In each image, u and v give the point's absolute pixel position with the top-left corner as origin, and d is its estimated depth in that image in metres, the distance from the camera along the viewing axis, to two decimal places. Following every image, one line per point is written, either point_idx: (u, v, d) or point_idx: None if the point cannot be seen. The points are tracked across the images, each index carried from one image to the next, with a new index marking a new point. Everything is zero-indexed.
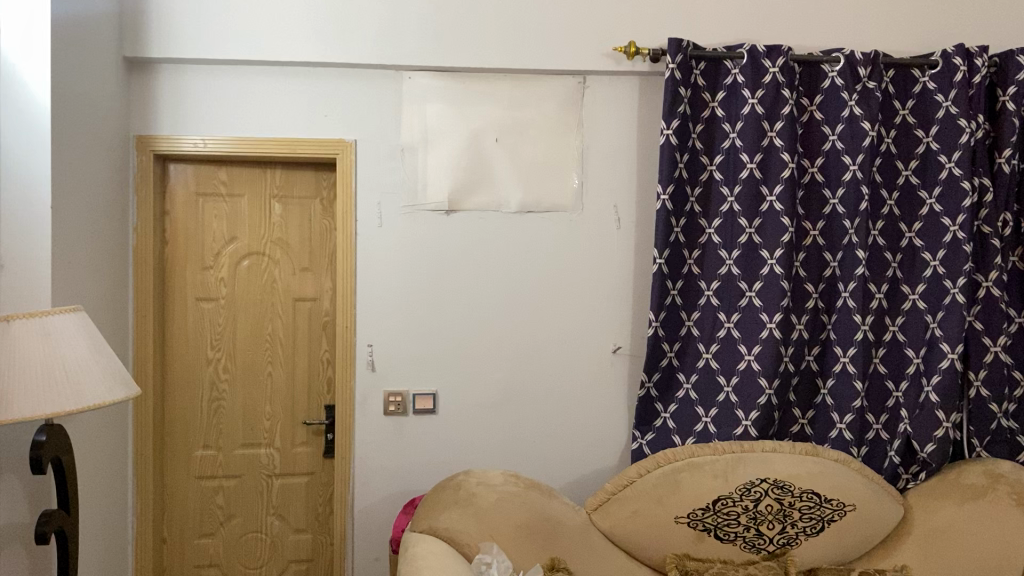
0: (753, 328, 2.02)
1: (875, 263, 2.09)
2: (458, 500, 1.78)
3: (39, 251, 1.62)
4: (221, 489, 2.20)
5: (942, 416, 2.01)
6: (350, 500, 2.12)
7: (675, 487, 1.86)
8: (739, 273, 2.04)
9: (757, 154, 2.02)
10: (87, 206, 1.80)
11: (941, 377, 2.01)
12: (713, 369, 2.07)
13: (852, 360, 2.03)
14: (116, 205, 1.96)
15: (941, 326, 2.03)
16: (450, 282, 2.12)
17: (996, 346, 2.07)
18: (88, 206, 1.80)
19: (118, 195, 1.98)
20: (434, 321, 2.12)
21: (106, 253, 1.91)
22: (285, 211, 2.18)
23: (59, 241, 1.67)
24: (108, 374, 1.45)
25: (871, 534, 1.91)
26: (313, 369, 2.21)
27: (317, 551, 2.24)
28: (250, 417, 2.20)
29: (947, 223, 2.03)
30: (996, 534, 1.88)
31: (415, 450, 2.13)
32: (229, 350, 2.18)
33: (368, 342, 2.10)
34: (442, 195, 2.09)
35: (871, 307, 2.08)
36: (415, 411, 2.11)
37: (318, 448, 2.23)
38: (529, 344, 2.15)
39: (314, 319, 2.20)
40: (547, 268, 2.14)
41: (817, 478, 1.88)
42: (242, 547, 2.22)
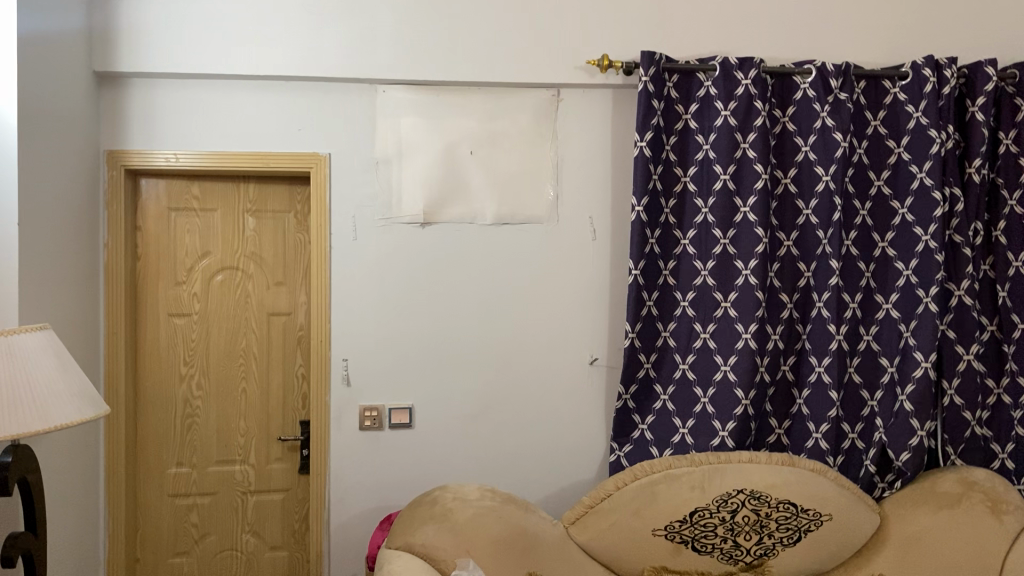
0: (729, 338, 2.03)
1: (850, 273, 2.10)
2: (434, 515, 1.77)
3: (6, 268, 1.60)
4: (195, 506, 2.17)
5: (917, 425, 2.01)
6: (326, 516, 2.10)
7: (652, 499, 1.85)
8: (714, 283, 2.05)
9: (730, 166, 2.03)
10: (56, 222, 1.78)
11: (916, 386, 2.02)
12: (690, 379, 2.07)
13: (827, 370, 2.04)
14: (86, 221, 1.94)
15: (915, 335, 2.04)
16: (426, 295, 2.11)
17: (969, 354, 2.08)
18: (56, 222, 1.78)
19: (89, 212, 1.96)
20: (410, 334, 2.11)
21: (76, 270, 1.89)
22: (259, 225, 2.17)
23: (26, 258, 1.64)
24: (75, 393, 1.43)
25: (848, 543, 1.92)
26: (287, 384, 2.20)
27: (293, 568, 2.22)
28: (224, 433, 2.17)
29: (919, 232, 2.04)
30: (971, 542, 1.89)
31: (391, 464, 2.11)
32: (203, 367, 2.16)
33: (343, 356, 2.09)
34: (416, 208, 2.08)
35: (846, 317, 2.09)
36: (391, 425, 2.10)
37: (293, 464, 2.21)
38: (506, 356, 2.14)
39: (288, 333, 2.19)
40: (523, 280, 2.14)
41: (794, 488, 1.88)
42: (217, 565, 2.19)
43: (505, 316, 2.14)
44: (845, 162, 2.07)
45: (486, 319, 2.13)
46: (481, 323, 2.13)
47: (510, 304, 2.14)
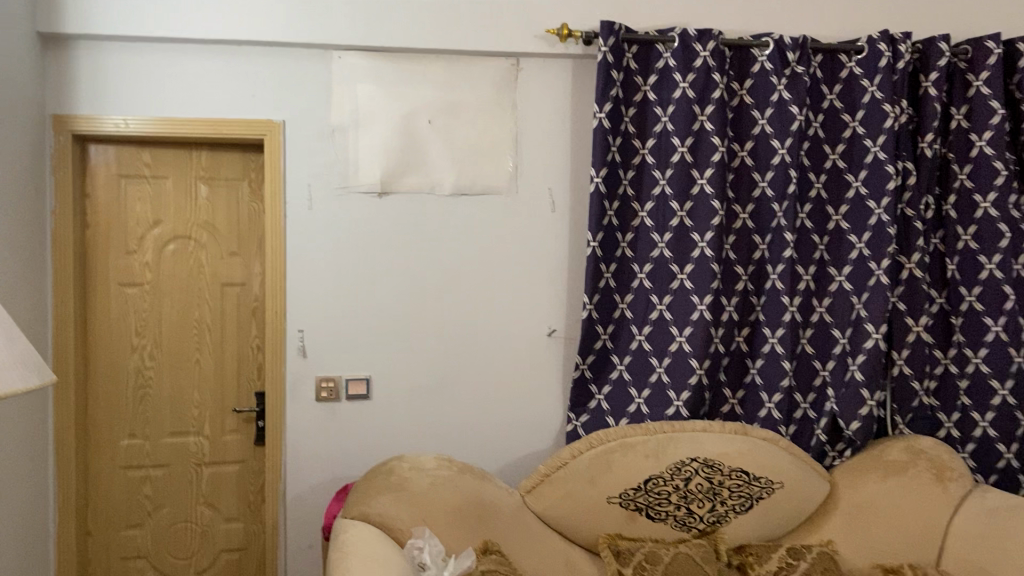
0: (685, 310, 2.05)
1: (803, 246, 2.13)
2: (390, 485, 1.77)
3: None
4: (148, 478, 2.14)
5: (867, 394, 2.05)
6: (282, 487, 2.09)
7: (607, 467, 1.87)
8: (671, 255, 2.06)
9: (688, 138, 2.04)
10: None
11: (866, 357, 2.05)
12: (646, 350, 2.09)
13: (780, 341, 2.07)
14: (32, 187, 1.89)
15: (866, 307, 2.07)
16: (384, 266, 2.09)
17: (919, 326, 2.13)
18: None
19: (35, 177, 1.91)
20: (368, 305, 2.09)
21: (21, 237, 1.84)
22: (212, 194, 2.13)
23: None
24: (19, 361, 1.40)
25: (797, 511, 1.95)
26: (242, 356, 2.17)
27: (249, 540, 2.21)
28: (178, 405, 2.15)
29: (872, 205, 2.07)
30: (917, 508, 1.94)
31: (347, 435, 2.10)
32: (155, 337, 2.12)
33: (299, 327, 2.07)
34: (373, 177, 2.06)
35: (799, 289, 2.12)
36: (347, 396, 2.09)
37: (248, 435, 2.19)
38: (464, 328, 2.14)
39: (242, 304, 2.16)
40: (481, 251, 2.13)
41: (745, 457, 1.91)
42: (171, 537, 2.17)
43: (463, 288, 2.13)
44: (800, 136, 2.08)
45: (444, 290, 2.12)
46: (439, 294, 2.12)
47: (468, 275, 2.13)
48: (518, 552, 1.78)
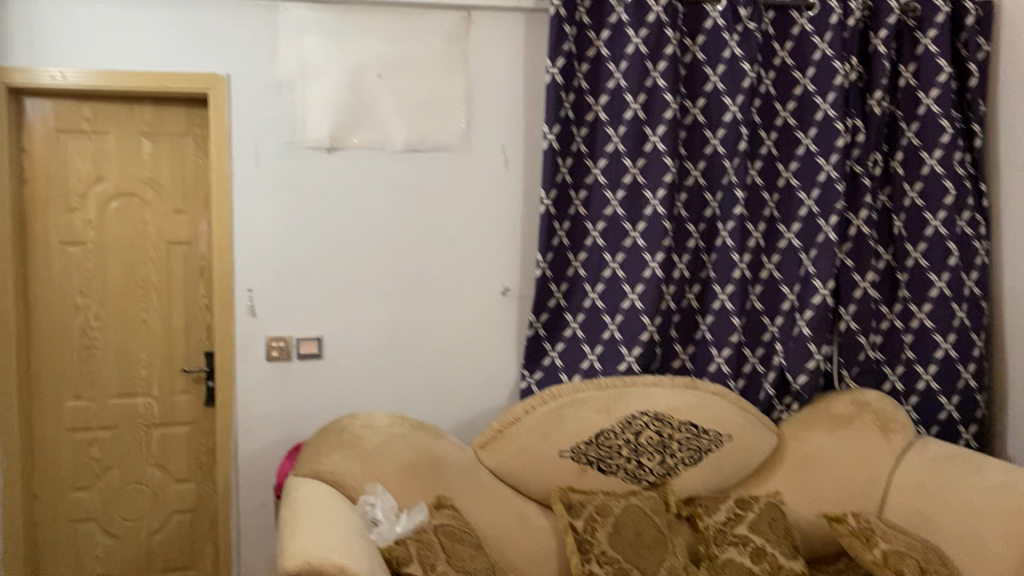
0: (637, 267, 2.06)
1: (753, 203, 2.15)
2: (341, 442, 1.76)
3: None
4: (96, 440, 2.11)
5: (814, 348, 2.10)
6: (233, 448, 2.07)
7: (558, 421, 1.90)
8: (624, 213, 2.06)
9: (640, 94, 2.03)
10: None
11: (814, 312, 2.10)
12: (599, 308, 2.09)
13: (730, 298, 2.09)
14: None
15: (815, 263, 2.10)
16: (334, 223, 2.06)
17: (865, 282, 2.17)
18: None
19: None
20: (318, 264, 2.07)
21: None
22: (156, 150, 2.07)
23: None
24: None
25: (745, 463, 2.00)
26: (190, 315, 2.13)
27: (201, 500, 2.19)
28: (124, 365, 2.11)
29: (821, 162, 2.09)
30: (860, 458, 1.98)
31: (298, 394, 2.09)
32: (99, 297, 2.08)
33: (247, 287, 2.03)
34: (322, 132, 2.02)
35: (748, 246, 2.14)
36: (299, 355, 2.07)
37: (198, 396, 2.16)
38: (416, 287, 2.12)
39: (190, 263, 2.12)
40: (433, 209, 2.11)
41: (694, 410, 1.95)
42: (121, 499, 2.15)
43: (415, 246, 2.11)
44: (751, 93, 2.09)
45: (396, 248, 2.10)
46: (390, 252, 2.10)
47: (420, 233, 2.11)
48: (471, 508, 1.79)
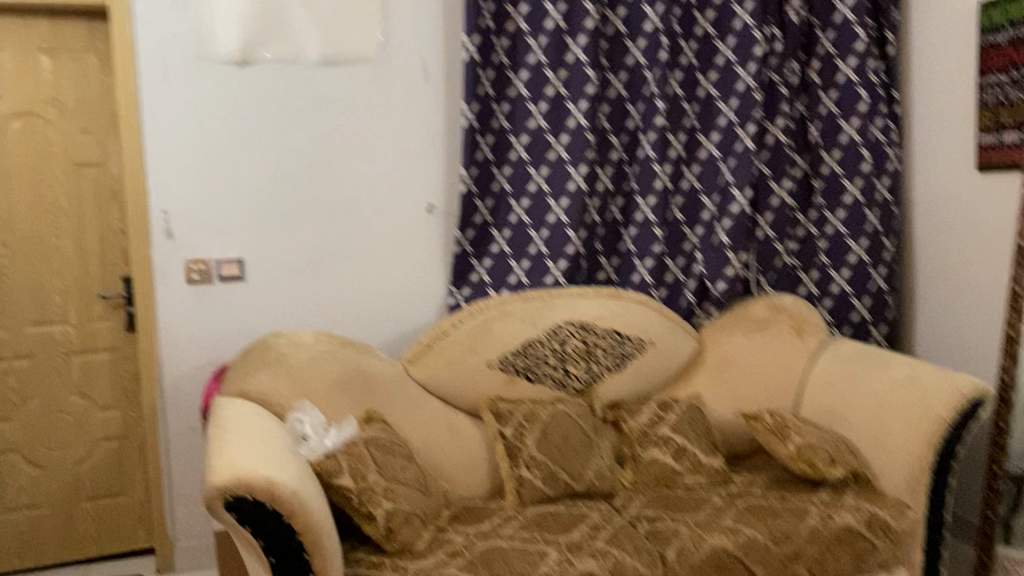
0: (561, 180, 2.07)
1: (674, 114, 2.16)
2: (268, 361, 1.76)
3: None
4: (13, 371, 2.06)
5: (732, 255, 2.16)
6: (157, 373, 2.04)
7: (486, 333, 1.93)
8: (547, 126, 2.06)
9: (561, 4, 2.01)
10: None
11: (733, 220, 2.15)
12: (525, 223, 2.10)
13: (652, 208, 2.13)
14: None
15: (733, 172, 2.15)
16: (249, 140, 2.01)
17: (782, 190, 2.23)
18: None
19: None
20: (235, 183, 2.01)
21: None
22: (57, 66, 1.97)
23: None
24: None
25: (667, 367, 2.06)
26: (105, 239, 2.07)
27: (128, 427, 2.16)
28: (38, 292, 2.04)
29: (739, 72, 2.12)
30: (777, 359, 2.06)
31: (222, 317, 2.06)
32: (6, 223, 1.99)
33: (162, 208, 1.98)
34: (232, 45, 1.95)
35: (670, 157, 2.16)
36: (220, 278, 2.03)
37: (118, 322, 2.11)
38: (338, 204, 2.09)
39: (101, 185, 2.05)
40: (352, 125, 2.07)
41: (618, 318, 2.01)
42: (43, 429, 2.11)
43: (336, 163, 2.08)
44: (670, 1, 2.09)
45: (316, 165, 2.06)
46: (310, 169, 2.06)
47: (340, 149, 2.07)
48: (401, 421, 1.81)
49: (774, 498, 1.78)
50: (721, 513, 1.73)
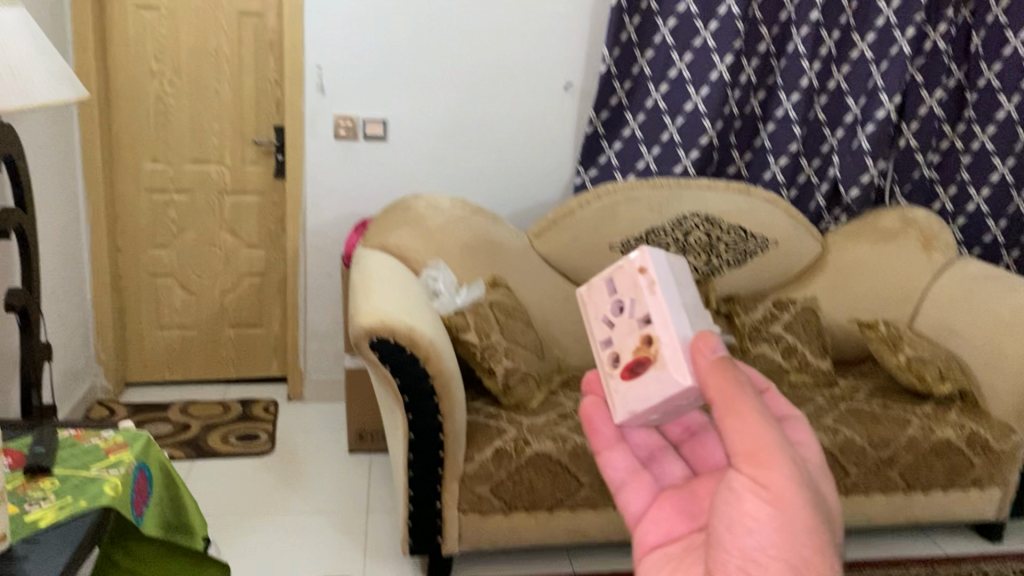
0: (704, 68, 2.08)
1: (832, 7, 2.10)
2: (407, 220, 1.95)
3: None
4: (172, 203, 2.24)
5: (869, 163, 2.18)
6: (301, 219, 2.20)
7: (612, 218, 2.01)
8: (697, 11, 2.04)
9: None
10: None
11: (875, 127, 2.15)
12: (661, 109, 2.12)
13: (794, 106, 2.13)
14: None
15: (885, 76, 2.12)
16: (411, 30, 2.10)
17: (932, 99, 2.19)
18: None
19: None
20: (388, 63, 2.11)
21: None
22: None
23: None
24: (56, 73, 1.37)
25: (788, 264, 2.11)
26: (261, 89, 2.19)
27: (270, 266, 2.34)
28: (198, 133, 2.20)
29: (882, 5, 2.08)
30: (885, 268, 2.09)
31: (360, 172, 2.18)
32: (173, 65, 2.14)
33: (317, 63, 2.09)
34: None
35: (827, 88, 2.17)
36: (365, 136, 2.15)
37: (267, 168, 2.26)
38: (489, 90, 2.18)
39: (260, 37, 2.15)
40: (507, 11, 2.13)
41: (745, 215, 2.06)
42: (196, 259, 2.31)
43: (485, 46, 2.15)
44: None
45: (468, 50, 2.14)
46: (466, 61, 2.15)
47: (481, 31, 2.13)
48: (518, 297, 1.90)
49: (879, 404, 1.83)
50: (823, 411, 1.77)
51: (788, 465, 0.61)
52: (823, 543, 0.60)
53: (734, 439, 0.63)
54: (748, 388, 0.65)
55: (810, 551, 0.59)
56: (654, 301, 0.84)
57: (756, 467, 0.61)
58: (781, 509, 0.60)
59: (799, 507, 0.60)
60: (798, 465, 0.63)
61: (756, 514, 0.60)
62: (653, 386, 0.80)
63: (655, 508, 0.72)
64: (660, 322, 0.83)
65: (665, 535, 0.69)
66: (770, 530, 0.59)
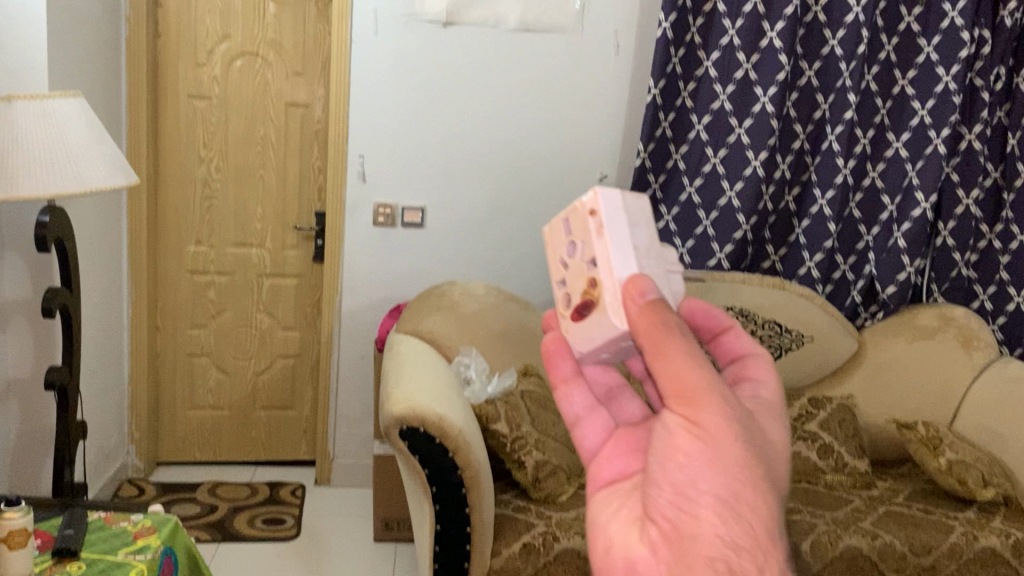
0: (738, 165, 2.10)
1: (865, 108, 2.16)
2: (441, 306, 1.97)
3: (38, 71, 1.62)
4: (212, 284, 2.29)
5: (906, 261, 2.15)
6: (337, 303, 2.23)
7: None
8: (731, 109, 2.08)
9: (779, 22, 2.03)
10: (78, 21, 1.77)
11: (912, 224, 2.14)
12: (695, 203, 2.15)
13: (829, 203, 2.14)
14: (108, 21, 1.95)
15: (920, 175, 2.13)
16: (452, 123, 2.16)
17: (969, 198, 2.18)
18: (78, 22, 1.77)
19: (110, 8, 1.96)
20: (428, 153, 2.17)
21: (97, 56, 1.89)
22: (280, 10, 2.16)
23: (55, 59, 1.66)
24: (109, 160, 1.42)
25: (826, 361, 2.08)
26: (305, 176, 2.25)
27: (304, 348, 2.37)
28: (241, 217, 2.26)
29: (916, 106, 2.12)
30: (924, 367, 2.06)
31: (397, 258, 2.22)
32: (221, 151, 2.22)
33: (360, 153, 2.14)
34: (441, 8, 2.08)
35: (863, 186, 2.20)
36: (403, 223, 2.19)
37: (307, 252, 2.31)
38: (525, 182, 2.22)
39: (306, 127, 2.23)
40: (546, 107, 2.19)
41: (779, 309, 2.06)
42: (233, 339, 2.34)
43: (523, 140, 2.20)
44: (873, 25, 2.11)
45: (506, 142, 2.19)
46: (505, 154, 2.20)
47: (520, 125, 2.19)
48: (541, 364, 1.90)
49: (920, 509, 1.77)
50: (861, 515, 1.71)
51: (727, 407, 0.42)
52: (766, 476, 0.41)
53: (660, 375, 0.44)
54: (676, 324, 0.46)
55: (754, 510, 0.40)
56: (601, 245, 0.60)
57: (684, 404, 0.43)
58: (710, 446, 0.41)
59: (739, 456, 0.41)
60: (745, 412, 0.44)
61: (684, 453, 0.42)
62: (597, 327, 0.58)
63: (610, 446, 0.49)
64: (605, 265, 0.59)
65: (615, 475, 0.47)
66: (702, 466, 0.41)
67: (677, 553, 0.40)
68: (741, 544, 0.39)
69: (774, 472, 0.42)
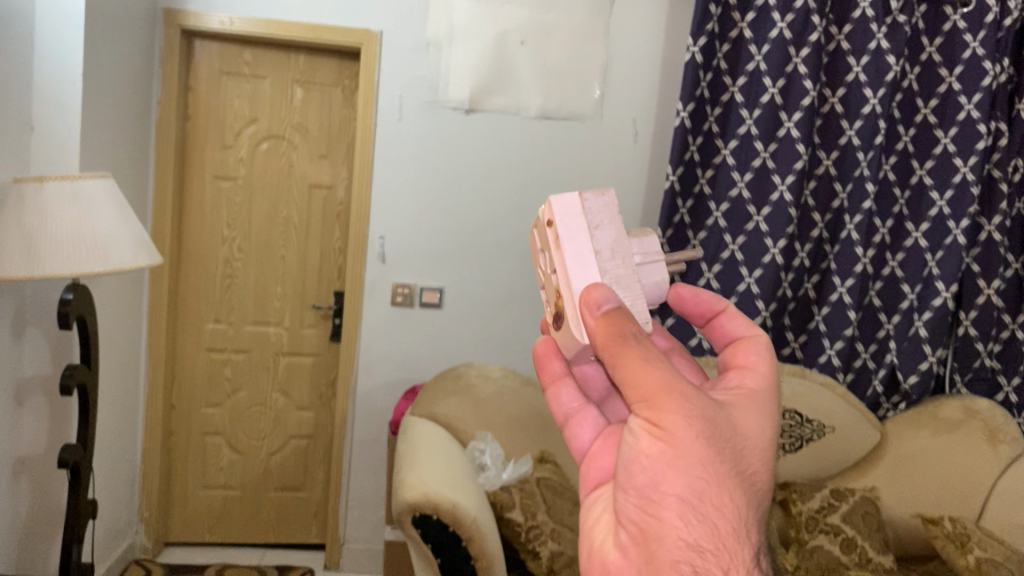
0: (757, 252, 2.10)
1: (884, 197, 2.18)
2: (457, 389, 1.97)
3: (71, 151, 1.66)
4: (229, 362, 2.29)
5: (928, 350, 2.14)
6: (353, 383, 2.22)
7: None
8: (749, 196, 2.10)
9: (796, 112, 2.06)
10: (111, 103, 1.83)
11: (933, 314, 2.13)
12: (713, 288, 2.14)
13: (849, 291, 2.13)
14: (139, 103, 2.00)
15: (939, 265, 2.12)
16: (472, 206, 2.19)
17: (990, 289, 2.17)
18: (111, 104, 1.82)
19: (142, 91, 2.02)
20: (448, 236, 2.19)
21: (127, 137, 1.94)
22: (306, 96, 2.22)
23: (86, 139, 1.71)
24: (134, 240, 1.44)
25: (849, 452, 2.06)
26: (325, 256, 2.28)
27: (318, 429, 2.35)
28: (260, 295, 2.27)
29: (935, 196, 2.13)
30: (949, 460, 2.01)
31: (415, 340, 2.22)
32: (243, 231, 2.25)
33: (380, 235, 2.17)
34: (463, 94, 2.12)
35: (882, 274, 2.19)
36: (421, 303, 2.20)
37: (325, 331, 2.31)
38: None
39: (328, 208, 2.26)
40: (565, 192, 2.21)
41: (799, 399, 2.04)
42: (247, 418, 2.33)
43: None
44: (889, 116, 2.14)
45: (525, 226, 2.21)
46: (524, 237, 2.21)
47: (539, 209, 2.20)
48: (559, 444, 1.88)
49: None
50: None
51: (689, 409, 0.49)
52: (730, 472, 0.49)
53: (626, 383, 0.51)
54: (634, 332, 0.53)
55: (714, 500, 0.48)
56: (560, 259, 0.58)
57: (650, 409, 0.50)
58: (672, 448, 0.49)
59: (702, 456, 0.48)
60: (712, 408, 0.50)
61: (651, 455, 0.49)
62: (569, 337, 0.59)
63: (598, 443, 0.57)
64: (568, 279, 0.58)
65: (602, 474, 0.55)
66: (664, 467, 0.49)
67: (647, 553, 0.48)
68: (703, 543, 0.47)
69: (741, 462, 0.50)
